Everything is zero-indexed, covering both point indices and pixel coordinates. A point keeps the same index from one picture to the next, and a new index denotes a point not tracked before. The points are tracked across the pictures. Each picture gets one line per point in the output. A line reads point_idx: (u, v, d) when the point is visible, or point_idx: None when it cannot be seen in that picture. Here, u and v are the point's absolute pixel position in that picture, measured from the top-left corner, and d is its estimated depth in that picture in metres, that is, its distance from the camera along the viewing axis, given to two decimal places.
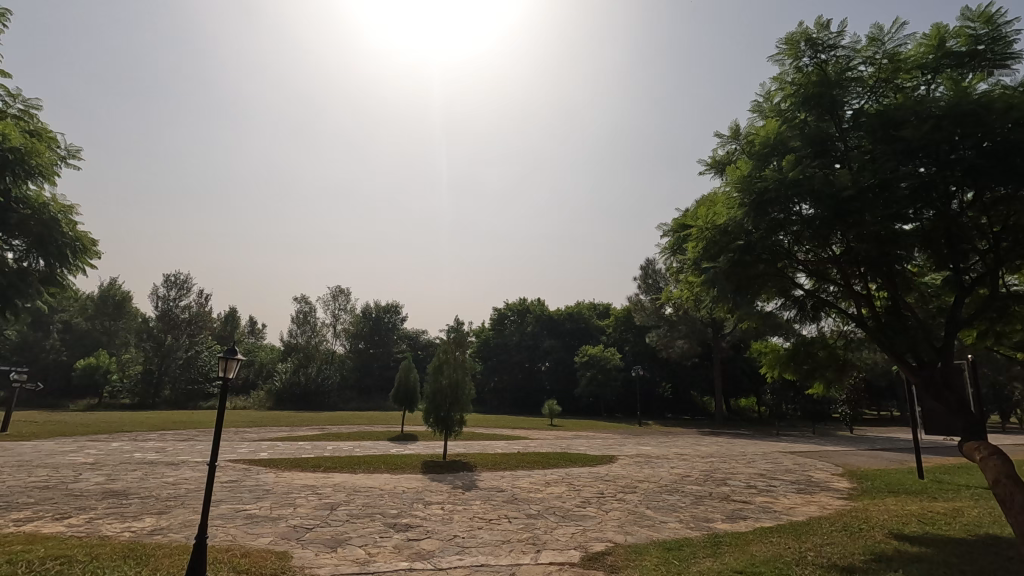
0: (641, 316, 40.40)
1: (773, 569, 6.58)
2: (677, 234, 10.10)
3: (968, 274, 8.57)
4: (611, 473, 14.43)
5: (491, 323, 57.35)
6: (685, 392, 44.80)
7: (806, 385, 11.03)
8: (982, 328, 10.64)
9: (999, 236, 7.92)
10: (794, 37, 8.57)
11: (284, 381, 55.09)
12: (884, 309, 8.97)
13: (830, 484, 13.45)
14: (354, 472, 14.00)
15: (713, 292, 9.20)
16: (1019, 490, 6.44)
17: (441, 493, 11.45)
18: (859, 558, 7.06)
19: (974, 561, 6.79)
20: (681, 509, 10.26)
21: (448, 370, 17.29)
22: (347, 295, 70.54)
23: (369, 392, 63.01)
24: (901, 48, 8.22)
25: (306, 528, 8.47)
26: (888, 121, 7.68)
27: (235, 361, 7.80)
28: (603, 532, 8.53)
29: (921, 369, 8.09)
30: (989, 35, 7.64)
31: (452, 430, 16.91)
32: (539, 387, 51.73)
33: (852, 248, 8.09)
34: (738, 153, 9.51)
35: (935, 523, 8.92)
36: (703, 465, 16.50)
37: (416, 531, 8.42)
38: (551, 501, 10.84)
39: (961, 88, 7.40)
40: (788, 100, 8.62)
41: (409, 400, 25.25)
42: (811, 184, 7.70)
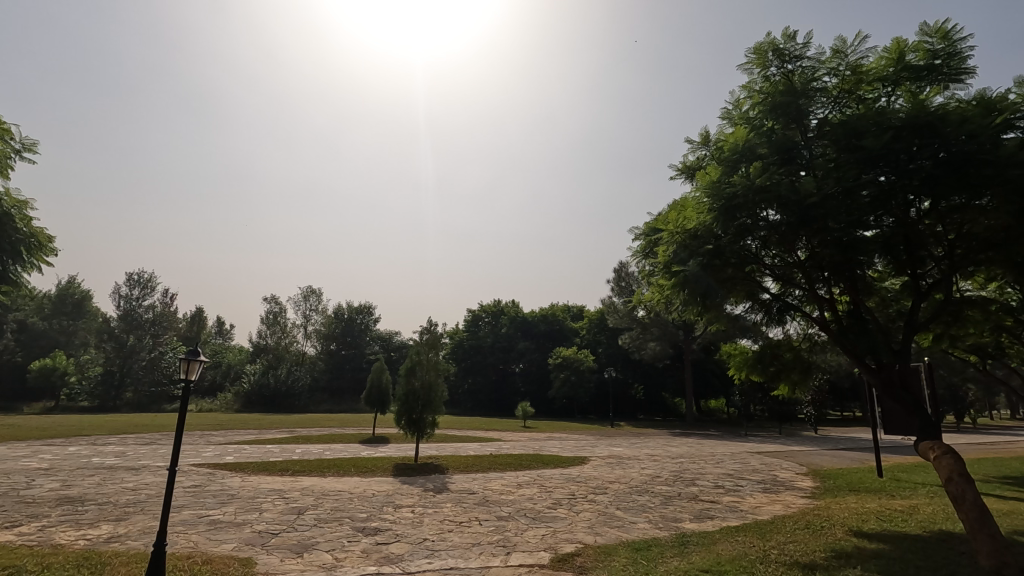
0: (613, 317, 40.52)
1: (738, 567, 6.71)
2: (649, 238, 10.21)
3: (926, 279, 8.89)
4: (583, 475, 14.51)
5: (465, 324, 57.17)
6: (656, 393, 45.38)
7: (772, 386, 11.28)
8: (938, 332, 11.09)
9: (953, 242, 8.25)
10: (762, 46, 8.79)
11: (252, 382, 53.96)
12: (847, 313, 9.24)
13: (794, 483, 13.80)
14: (324, 475, 13.77)
15: (683, 295, 9.35)
16: (970, 487, 6.71)
17: (412, 496, 11.35)
18: (821, 554, 7.25)
19: (928, 557, 7.04)
20: (650, 509, 10.39)
21: (420, 372, 17.17)
22: (319, 295, 69.58)
23: (341, 394, 62.15)
24: (863, 60, 8.50)
25: (272, 533, 8.30)
26: (851, 130, 7.91)
27: (197, 363, 7.60)
28: (573, 534, 8.56)
29: (880, 370, 8.34)
30: (945, 50, 8.00)
31: (424, 432, 16.79)
32: (513, 389, 51.81)
33: (816, 254, 8.33)
34: (708, 159, 9.67)
35: (892, 519, 9.25)
36: (672, 466, 16.72)
37: (385, 535, 8.32)
38: (523, 502, 10.85)
39: (919, 100, 7.70)
40: (755, 108, 8.81)
41: (382, 402, 25.03)
42: (778, 191, 7.89)
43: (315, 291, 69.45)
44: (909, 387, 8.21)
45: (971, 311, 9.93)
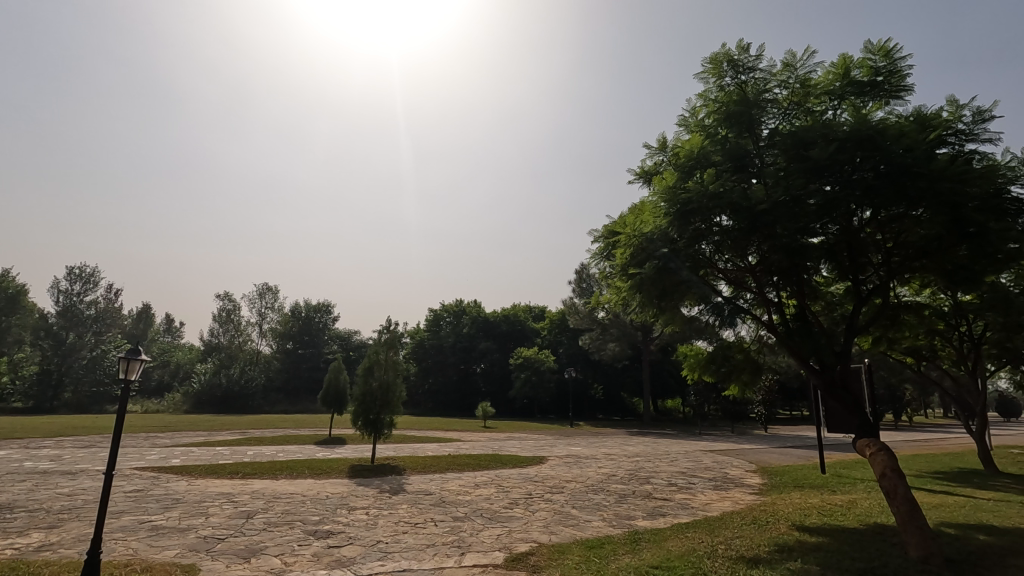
0: (574, 317, 40.86)
1: (686, 562, 6.90)
2: (607, 240, 10.34)
3: (867, 285, 9.31)
4: (541, 474, 14.59)
5: (426, 324, 56.71)
6: (615, 393, 46.05)
7: (723, 387, 11.63)
8: (878, 336, 11.63)
9: (891, 250, 8.70)
10: (718, 57, 9.08)
11: (203, 382, 52.07)
12: (793, 316, 9.59)
13: (743, 480, 14.28)
14: (276, 478, 13.39)
15: (640, 297, 9.57)
16: (902, 482, 7.07)
17: (367, 498, 11.17)
18: (765, 549, 7.52)
19: (863, 548, 7.40)
20: (605, 508, 10.52)
21: (378, 372, 16.92)
22: (275, 292, 67.91)
23: (297, 394, 60.59)
24: (812, 74, 8.88)
25: (218, 539, 8.02)
26: (799, 140, 8.21)
27: (138, 362, 7.29)
28: (528, 533, 8.61)
29: (823, 371, 8.69)
30: (887, 68, 8.51)
31: (381, 433, 16.54)
32: (473, 389, 51.77)
33: (766, 259, 8.61)
34: (665, 164, 9.87)
35: (832, 514, 9.70)
36: (628, 464, 17.01)
37: (338, 537, 8.18)
38: (479, 502, 10.85)
39: (862, 114, 8.08)
40: (711, 116, 9.06)
41: (339, 402, 24.54)
42: (730, 198, 8.15)
43: (271, 289, 67.49)
44: (849, 388, 8.60)
45: (907, 316, 10.49)
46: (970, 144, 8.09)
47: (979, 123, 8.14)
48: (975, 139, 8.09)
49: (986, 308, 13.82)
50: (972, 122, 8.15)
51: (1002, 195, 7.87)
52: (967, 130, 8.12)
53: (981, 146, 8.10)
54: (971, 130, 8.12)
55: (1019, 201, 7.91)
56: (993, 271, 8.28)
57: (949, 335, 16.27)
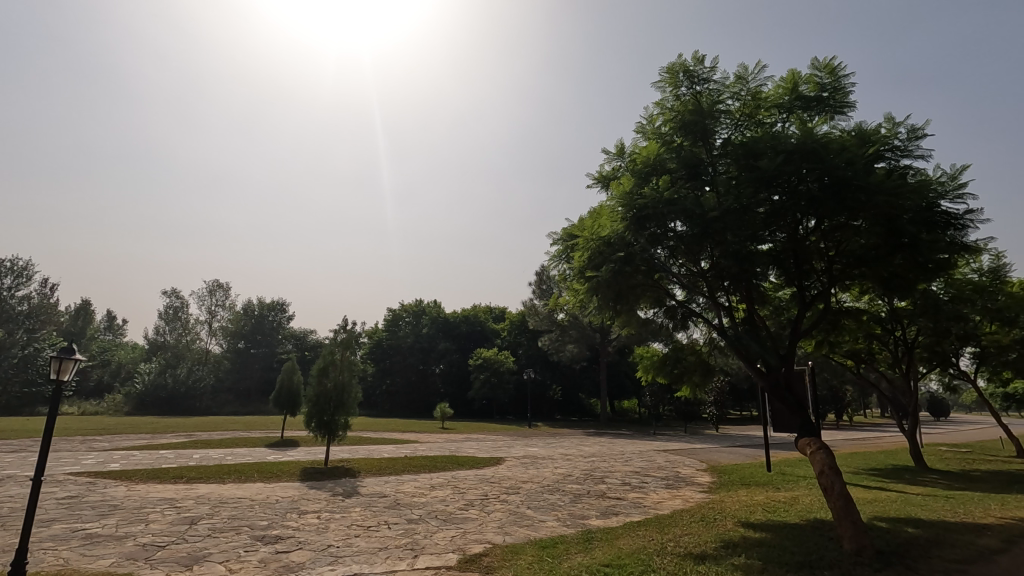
0: (534, 318, 40.99)
1: (635, 559, 7.06)
2: (566, 243, 10.47)
3: (810, 291, 9.74)
4: (497, 475, 14.61)
5: (385, 324, 56.08)
6: (573, 394, 46.62)
7: (675, 387, 11.95)
8: (821, 338, 12.15)
9: (833, 258, 9.11)
10: (674, 67, 9.33)
11: (148, 382, 49.69)
12: (743, 320, 9.90)
13: (693, 479, 14.71)
14: (222, 482, 12.90)
15: (597, 298, 9.73)
16: (838, 479, 7.42)
17: (319, 501, 10.93)
18: (713, 545, 7.76)
19: (802, 543, 7.74)
20: (559, 508, 10.63)
21: (333, 372, 16.57)
22: (226, 289, 65.73)
23: (248, 395, 58.60)
24: (762, 87, 9.26)
25: (158, 546, 7.67)
26: (749, 151, 8.53)
27: (71, 362, 6.91)
28: (482, 534, 8.60)
29: (769, 374, 9.02)
30: (832, 84, 8.95)
31: (335, 434, 16.20)
32: (432, 390, 51.40)
33: (717, 264, 8.88)
34: (622, 170, 10.07)
35: (776, 510, 10.11)
36: (584, 465, 17.26)
37: (286, 542, 7.96)
38: (435, 504, 10.78)
39: (808, 128, 8.46)
40: (667, 124, 9.27)
41: (292, 403, 23.90)
42: (684, 204, 8.36)
43: (223, 286, 65.18)
44: (793, 388, 8.93)
45: (846, 321, 11.02)
46: (905, 160, 8.60)
47: (912, 140, 8.66)
48: (909, 155, 8.60)
49: (918, 313, 14.70)
50: (906, 139, 8.66)
51: (933, 208, 8.37)
52: (902, 147, 8.62)
53: (914, 162, 8.62)
54: (906, 147, 8.62)
55: (948, 214, 8.43)
56: (924, 279, 8.81)
57: (885, 339, 17.15)
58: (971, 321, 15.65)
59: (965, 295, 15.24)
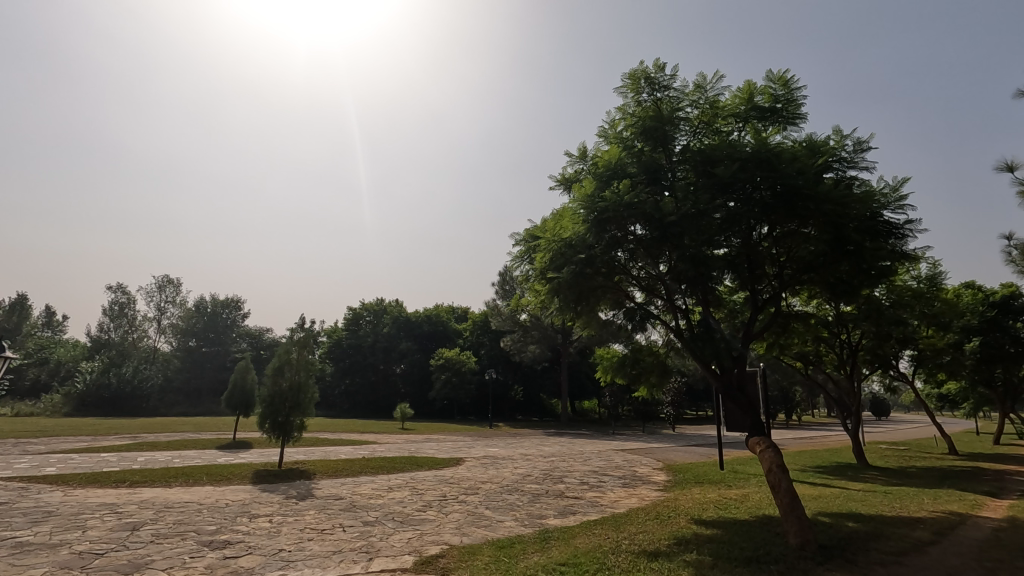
0: (496, 318, 40.91)
1: (591, 558, 7.15)
2: (528, 243, 10.53)
3: (762, 294, 10.07)
4: (456, 476, 14.55)
5: (344, 323, 55.07)
6: (534, 394, 46.85)
7: (633, 388, 12.14)
8: (772, 341, 12.57)
9: (784, 264, 9.46)
10: (636, 74, 9.51)
11: (89, 382, 47.25)
12: (699, 323, 10.16)
13: (650, 478, 15.03)
14: (168, 486, 12.38)
15: (558, 299, 9.84)
16: (785, 477, 7.69)
17: (271, 504, 10.63)
18: (665, 542, 7.95)
19: (751, 539, 7.99)
20: (518, 508, 10.67)
21: (289, 371, 16.11)
22: (177, 285, 63.34)
23: (199, 396, 56.46)
24: (720, 96, 9.54)
25: (96, 554, 7.30)
26: (706, 158, 8.78)
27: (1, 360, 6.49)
28: (439, 535, 8.56)
29: (722, 375, 9.31)
30: (785, 96, 9.30)
31: (290, 435, 15.78)
32: (392, 390, 50.79)
33: (675, 268, 9.09)
34: (584, 172, 10.19)
35: (727, 507, 10.44)
36: (543, 465, 17.37)
37: (235, 547, 7.71)
38: (392, 506, 10.65)
39: (762, 138, 8.77)
40: (629, 129, 9.43)
41: (246, 403, 23.17)
42: (643, 208, 8.52)
43: (173, 283, 62.66)
44: (745, 389, 9.23)
45: (795, 324, 11.43)
46: (851, 170, 9.02)
47: (858, 152, 9.08)
48: (855, 166, 9.02)
49: (862, 318, 15.44)
50: (853, 151, 9.08)
51: (876, 217, 8.82)
52: (848, 158, 9.03)
53: (860, 173, 9.04)
54: (852, 158, 9.04)
55: (890, 223, 8.90)
56: (868, 285, 9.24)
57: (831, 342, 17.90)
58: (911, 325, 16.53)
59: (905, 301, 16.09)
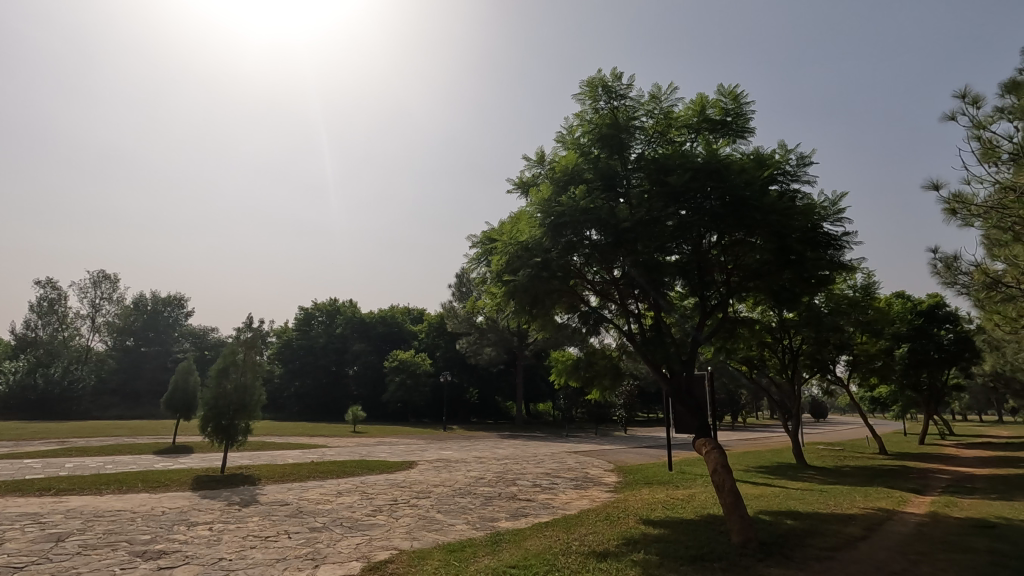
0: (452, 321, 40.68)
1: (541, 560, 7.17)
2: (485, 246, 10.52)
3: (710, 301, 10.40)
4: (408, 480, 14.35)
5: (295, 323, 53.45)
6: (490, 397, 46.81)
7: (587, 391, 12.28)
8: (720, 345, 12.99)
9: (731, 272, 9.81)
10: (594, 82, 9.67)
11: (12, 384, 44.03)
12: (651, 327, 10.40)
13: (601, 479, 15.26)
14: (98, 494, 11.67)
15: (514, 303, 9.89)
16: (728, 476, 7.95)
17: (212, 511, 10.18)
18: (614, 543, 8.07)
19: (697, 538, 8.22)
20: (470, 511, 10.63)
21: (234, 373, 15.48)
22: (114, 280, 60.16)
23: (136, 398, 53.59)
24: (674, 107, 9.82)
25: (14, 568, 6.80)
26: (660, 167, 9.00)
27: None
28: (389, 540, 8.42)
29: (671, 378, 9.56)
30: (735, 110, 9.68)
31: (234, 440, 15.18)
32: (345, 393, 49.92)
33: (629, 273, 9.31)
34: (542, 177, 10.27)
35: (674, 507, 10.72)
36: (497, 467, 17.36)
37: (171, 557, 7.34)
38: (341, 511, 10.40)
39: (712, 149, 9.08)
40: (586, 135, 9.58)
41: (187, 406, 22.09)
42: (598, 214, 8.66)
43: (110, 279, 59.26)
44: (693, 392, 9.50)
45: (742, 330, 11.84)
46: (795, 184, 9.45)
47: (801, 167, 9.54)
48: (798, 180, 9.46)
49: (803, 324, 16.18)
50: (796, 165, 9.52)
51: (817, 229, 9.28)
52: (792, 172, 9.47)
53: (802, 186, 9.49)
54: (796, 172, 9.48)
55: (829, 235, 9.38)
56: (808, 293, 9.68)
57: (774, 347, 18.69)
58: (847, 332, 17.45)
59: (842, 309, 17.05)
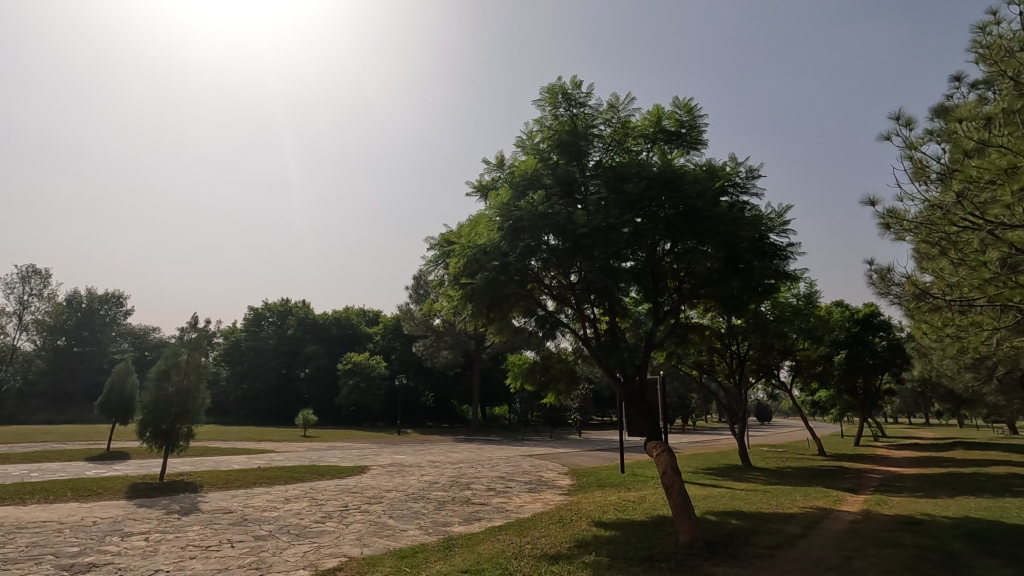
0: (408, 324, 40.22)
1: (493, 564, 7.16)
2: (443, 248, 10.44)
3: (663, 307, 10.65)
4: (360, 485, 14.06)
5: (244, 323, 51.57)
6: (445, 400, 46.42)
7: (542, 395, 12.34)
8: (672, 350, 13.32)
9: (683, 279, 10.08)
10: (554, 88, 9.78)
11: None
12: (606, 332, 10.55)
13: (555, 482, 15.38)
14: (21, 504, 10.89)
15: (471, 306, 9.84)
16: (677, 478, 8.16)
17: (148, 521, 9.68)
18: (566, 545, 8.15)
19: (646, 539, 8.40)
20: (423, 516, 10.51)
21: (176, 376, 14.78)
22: (45, 275, 56.54)
23: (67, 401, 50.40)
24: (631, 117, 10.06)
25: None
26: (617, 174, 9.19)
27: None
28: (338, 547, 8.23)
29: (625, 382, 9.73)
30: (690, 122, 9.98)
31: (174, 445, 14.48)
32: (296, 396, 48.59)
33: (586, 278, 9.42)
34: (501, 181, 10.30)
35: (625, 509, 10.91)
36: (451, 471, 17.23)
37: (101, 570, 6.93)
38: (288, 518, 10.08)
39: (667, 159, 9.33)
40: (545, 141, 9.67)
41: (125, 410, 20.92)
42: (556, 219, 8.73)
43: (41, 274, 55.50)
44: (646, 396, 9.69)
45: (692, 335, 12.18)
46: (744, 196, 9.82)
47: (750, 179, 9.92)
48: (747, 192, 9.83)
49: (750, 331, 16.79)
50: (745, 178, 9.89)
51: (764, 239, 9.67)
52: (742, 184, 9.83)
53: (751, 199, 9.87)
54: (745, 184, 9.85)
55: (775, 246, 9.78)
56: (755, 301, 10.04)
57: (723, 352, 19.34)
58: (790, 338, 18.24)
59: (786, 316, 17.81)
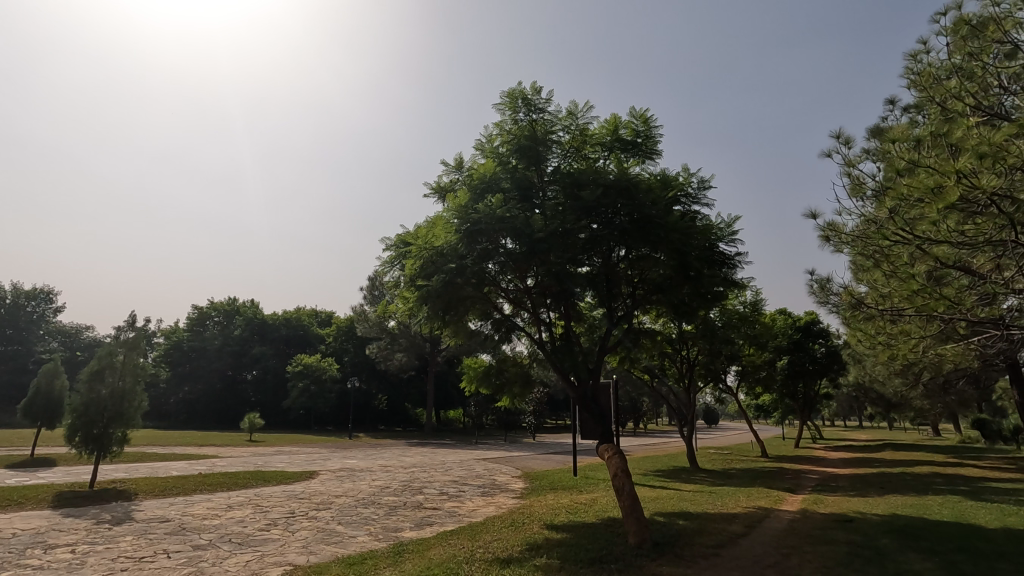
0: (362, 326, 39.46)
1: (444, 569, 7.09)
2: (399, 250, 10.31)
3: (617, 312, 10.84)
4: (308, 491, 13.65)
5: (187, 322, 49.27)
6: (399, 404, 45.75)
7: (496, 398, 12.33)
8: (624, 355, 13.56)
9: (636, 285, 10.31)
10: (514, 93, 9.84)
11: None
12: (560, 336, 10.65)
13: (508, 485, 15.39)
14: None
15: (427, 308, 9.74)
16: (627, 480, 8.30)
17: (75, 532, 9.08)
18: (518, 548, 8.16)
19: (597, 540, 8.50)
20: (373, 522, 10.30)
21: (110, 377, 13.96)
22: None
23: None
24: (589, 125, 10.22)
25: None
26: (574, 181, 9.33)
27: None
28: (283, 555, 7.96)
29: (579, 385, 9.84)
30: (645, 133, 10.24)
31: (106, 451, 13.66)
32: (241, 399, 46.74)
33: (541, 282, 9.50)
34: (459, 183, 10.27)
35: (576, 511, 11.03)
36: (403, 476, 16.98)
37: None
38: (230, 526, 9.68)
39: (623, 168, 9.54)
40: (504, 145, 9.71)
41: (51, 414, 19.61)
42: (513, 223, 8.76)
43: None
44: (598, 399, 9.84)
45: (645, 340, 12.44)
46: (696, 206, 10.14)
47: (701, 190, 10.25)
48: (698, 202, 10.16)
49: (699, 336, 17.31)
50: (697, 188, 10.22)
51: (713, 248, 10.01)
52: (694, 194, 10.15)
53: (702, 209, 10.21)
54: (697, 195, 10.18)
55: (724, 254, 10.14)
56: (704, 307, 10.36)
57: (674, 357, 19.88)
58: (736, 344, 18.91)
59: (733, 323, 18.47)
